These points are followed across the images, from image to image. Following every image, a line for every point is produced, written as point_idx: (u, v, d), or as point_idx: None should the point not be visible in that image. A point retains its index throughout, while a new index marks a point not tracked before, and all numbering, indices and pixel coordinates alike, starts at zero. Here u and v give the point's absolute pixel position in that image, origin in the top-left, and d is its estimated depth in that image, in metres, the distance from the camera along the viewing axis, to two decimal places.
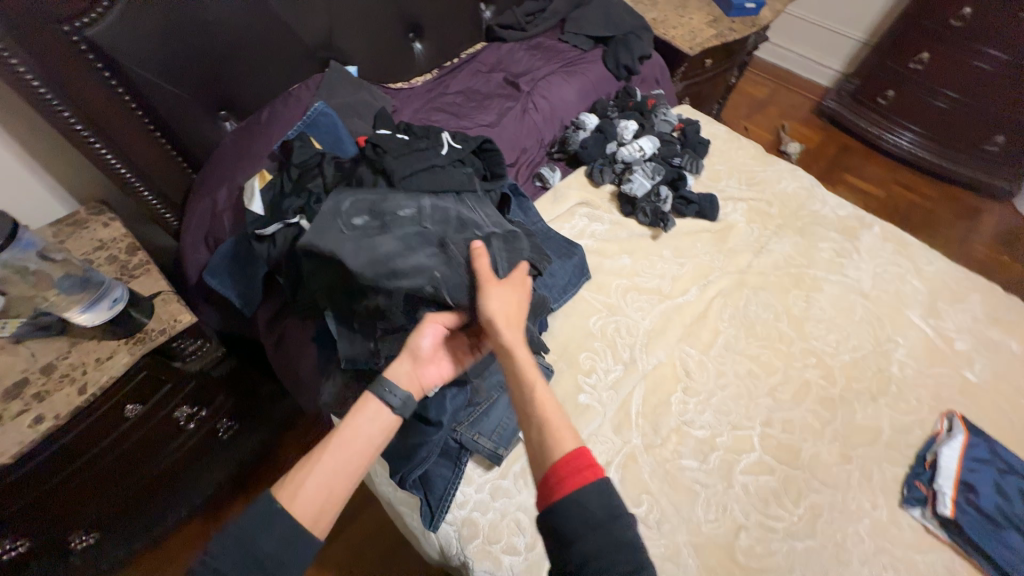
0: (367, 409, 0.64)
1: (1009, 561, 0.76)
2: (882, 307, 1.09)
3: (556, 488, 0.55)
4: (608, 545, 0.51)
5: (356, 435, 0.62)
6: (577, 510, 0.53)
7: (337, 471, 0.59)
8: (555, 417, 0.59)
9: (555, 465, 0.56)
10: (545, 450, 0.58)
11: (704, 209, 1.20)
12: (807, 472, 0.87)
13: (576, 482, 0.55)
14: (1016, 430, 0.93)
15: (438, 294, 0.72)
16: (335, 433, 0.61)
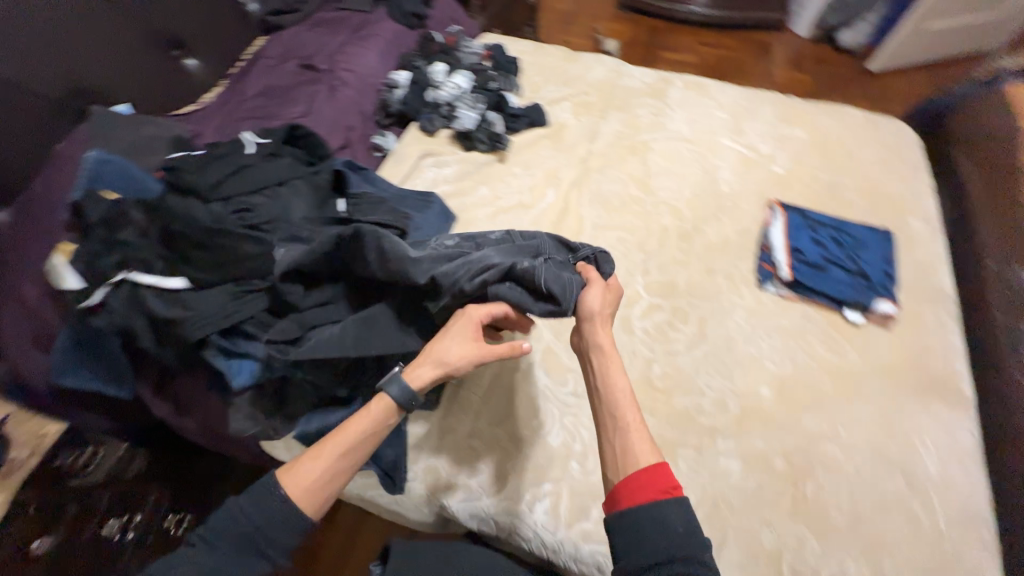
0: (374, 411, 0.65)
1: (835, 288, 0.97)
2: (701, 144, 1.26)
3: (632, 489, 0.61)
4: (677, 543, 0.57)
5: (362, 436, 0.64)
6: (647, 521, 0.59)
7: (341, 467, 0.63)
8: (638, 435, 0.64)
9: (636, 473, 0.61)
10: (627, 457, 0.63)
11: (534, 118, 1.28)
12: (686, 295, 1.02)
13: (655, 488, 0.60)
14: (819, 195, 1.15)
15: (538, 278, 0.72)
16: (342, 431, 0.63)
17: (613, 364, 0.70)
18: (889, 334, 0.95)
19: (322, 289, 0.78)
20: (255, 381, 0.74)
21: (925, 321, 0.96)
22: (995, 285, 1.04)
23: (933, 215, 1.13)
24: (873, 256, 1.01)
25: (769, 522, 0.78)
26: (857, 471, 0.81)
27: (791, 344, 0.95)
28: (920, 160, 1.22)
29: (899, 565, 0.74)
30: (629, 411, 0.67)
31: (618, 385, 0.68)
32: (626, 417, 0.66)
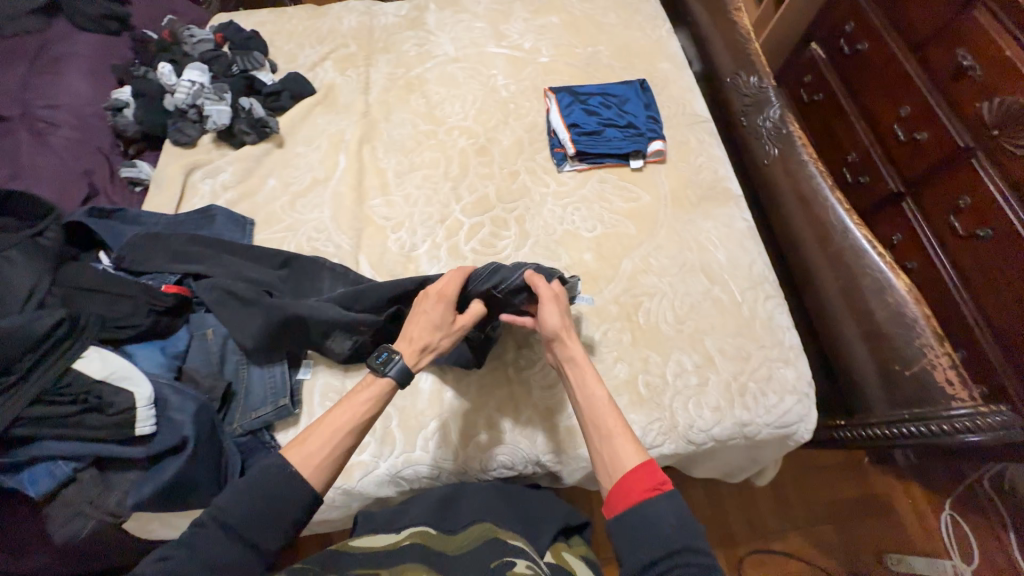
0: (376, 386, 0.70)
1: (615, 146, 1.07)
2: (471, 59, 1.27)
3: (625, 488, 0.63)
4: (673, 536, 0.59)
5: (364, 411, 0.68)
6: (640, 518, 0.61)
7: (346, 441, 0.65)
8: (622, 437, 0.68)
9: (626, 472, 0.65)
10: (617, 460, 0.67)
11: (295, 89, 1.19)
12: (501, 204, 1.07)
13: (645, 482, 0.63)
14: (584, 71, 1.24)
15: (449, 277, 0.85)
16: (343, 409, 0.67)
17: (586, 372, 0.75)
18: (666, 168, 1.09)
19: (87, 354, 0.70)
20: (61, 481, 0.66)
21: (690, 146, 1.11)
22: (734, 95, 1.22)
23: (678, 55, 1.27)
24: (637, 106, 1.13)
25: (619, 357, 0.90)
26: (673, 286, 0.95)
27: (598, 209, 1.05)
28: (655, 10, 1.34)
29: (718, 340, 0.90)
30: (609, 417, 0.71)
31: (596, 394, 0.73)
32: (608, 424, 0.70)
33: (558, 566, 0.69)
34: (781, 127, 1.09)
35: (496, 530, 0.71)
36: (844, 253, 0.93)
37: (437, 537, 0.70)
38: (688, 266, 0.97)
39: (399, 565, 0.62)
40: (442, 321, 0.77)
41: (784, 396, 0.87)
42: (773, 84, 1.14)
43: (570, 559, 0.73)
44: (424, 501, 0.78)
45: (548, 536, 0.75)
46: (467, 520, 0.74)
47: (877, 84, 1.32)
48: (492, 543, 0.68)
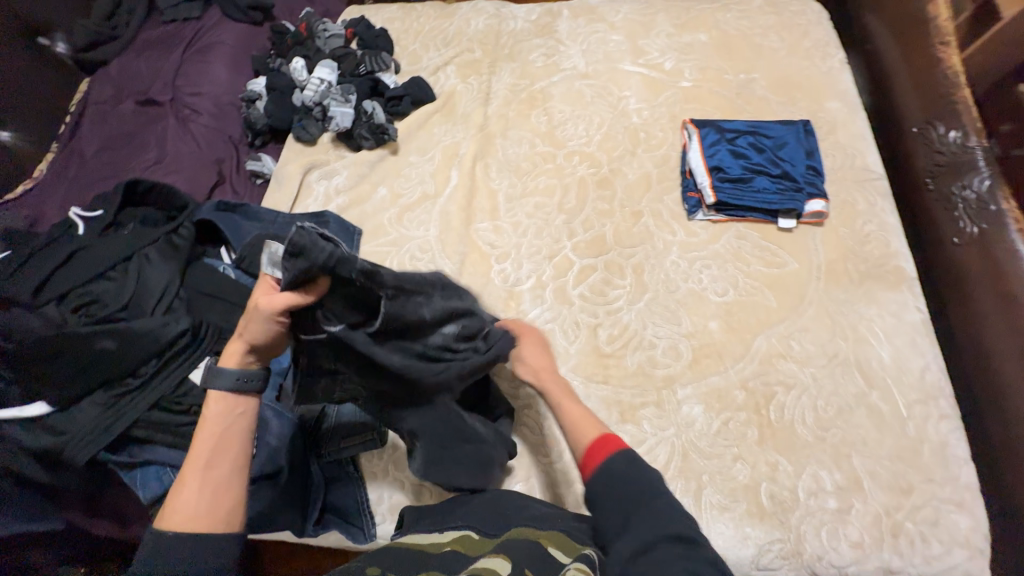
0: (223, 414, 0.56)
1: (764, 200, 0.92)
2: (602, 76, 1.16)
3: (584, 465, 0.60)
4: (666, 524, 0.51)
5: (221, 433, 0.54)
6: (608, 483, 0.56)
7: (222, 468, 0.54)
8: (570, 412, 0.65)
9: (587, 447, 0.61)
10: (575, 436, 0.63)
11: (417, 94, 1.15)
12: (618, 247, 0.97)
13: (608, 450, 0.59)
14: (732, 102, 1.08)
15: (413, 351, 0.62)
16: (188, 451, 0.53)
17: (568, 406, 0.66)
18: (823, 232, 0.92)
19: (203, 364, 0.71)
20: (167, 487, 0.67)
21: (857, 209, 0.93)
22: (922, 152, 1.00)
23: (852, 92, 1.06)
24: (795, 153, 0.96)
25: (739, 456, 0.77)
26: (817, 381, 0.80)
27: (731, 270, 0.91)
28: (828, 35, 1.13)
29: (868, 461, 0.74)
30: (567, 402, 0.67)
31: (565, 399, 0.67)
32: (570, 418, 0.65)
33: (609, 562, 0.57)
34: (988, 202, 0.87)
35: (540, 534, 0.58)
36: None
37: (479, 540, 0.60)
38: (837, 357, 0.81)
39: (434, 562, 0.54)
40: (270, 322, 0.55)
41: (951, 548, 0.70)
42: (983, 143, 0.90)
43: None
44: (472, 503, 0.68)
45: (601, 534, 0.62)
46: (510, 522, 0.63)
47: None
48: (533, 544, 0.55)
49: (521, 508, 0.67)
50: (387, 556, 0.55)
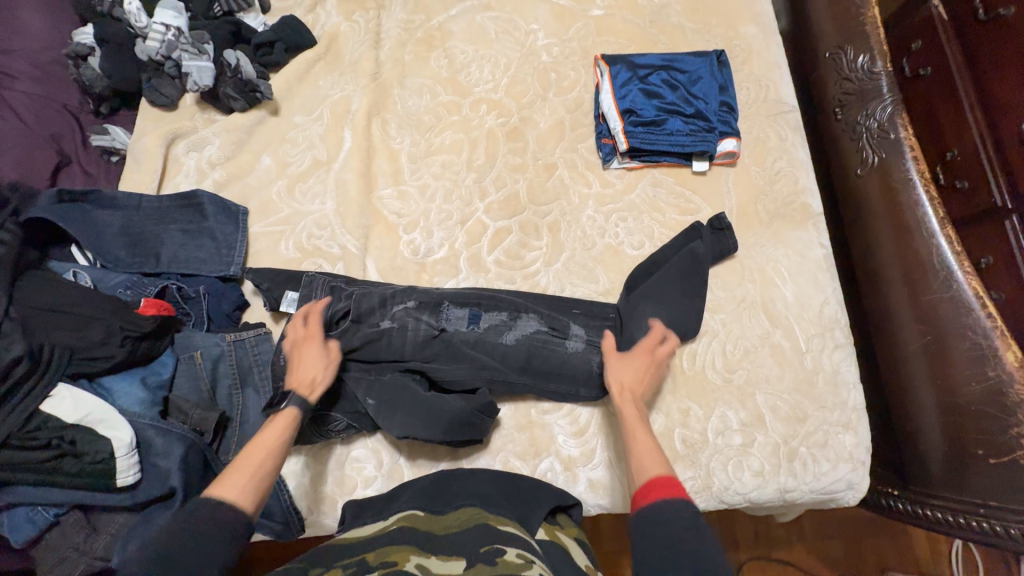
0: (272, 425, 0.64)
1: (678, 143, 0.88)
2: (506, 6, 1.02)
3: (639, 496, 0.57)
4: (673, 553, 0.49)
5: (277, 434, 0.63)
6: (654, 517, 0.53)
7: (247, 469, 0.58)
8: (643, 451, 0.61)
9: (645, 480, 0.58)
10: (640, 467, 0.60)
11: (292, 39, 0.98)
12: (532, 205, 0.91)
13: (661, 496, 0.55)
14: (646, 32, 0.99)
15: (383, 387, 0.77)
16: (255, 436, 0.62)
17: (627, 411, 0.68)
18: (735, 172, 0.90)
19: (56, 392, 0.62)
20: (44, 526, 0.62)
21: (769, 145, 0.91)
22: (832, 79, 0.98)
23: (768, 15, 1.00)
24: (710, 87, 0.91)
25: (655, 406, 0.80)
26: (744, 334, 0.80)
27: (647, 220, 0.89)
28: None
29: (771, 397, 0.79)
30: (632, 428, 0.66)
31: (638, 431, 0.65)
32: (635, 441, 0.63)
33: (550, 545, 0.59)
34: (887, 130, 0.88)
35: (488, 517, 0.59)
36: (941, 306, 0.77)
37: (427, 519, 0.60)
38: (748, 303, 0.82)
39: (387, 548, 0.54)
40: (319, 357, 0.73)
41: (837, 464, 0.77)
42: (887, 69, 0.90)
43: (565, 540, 0.63)
44: (415, 488, 0.69)
45: (541, 512, 0.64)
46: (458, 502, 0.64)
47: (1009, 57, 1.02)
48: (482, 530, 0.56)
49: (465, 485, 0.67)
50: (333, 553, 0.54)
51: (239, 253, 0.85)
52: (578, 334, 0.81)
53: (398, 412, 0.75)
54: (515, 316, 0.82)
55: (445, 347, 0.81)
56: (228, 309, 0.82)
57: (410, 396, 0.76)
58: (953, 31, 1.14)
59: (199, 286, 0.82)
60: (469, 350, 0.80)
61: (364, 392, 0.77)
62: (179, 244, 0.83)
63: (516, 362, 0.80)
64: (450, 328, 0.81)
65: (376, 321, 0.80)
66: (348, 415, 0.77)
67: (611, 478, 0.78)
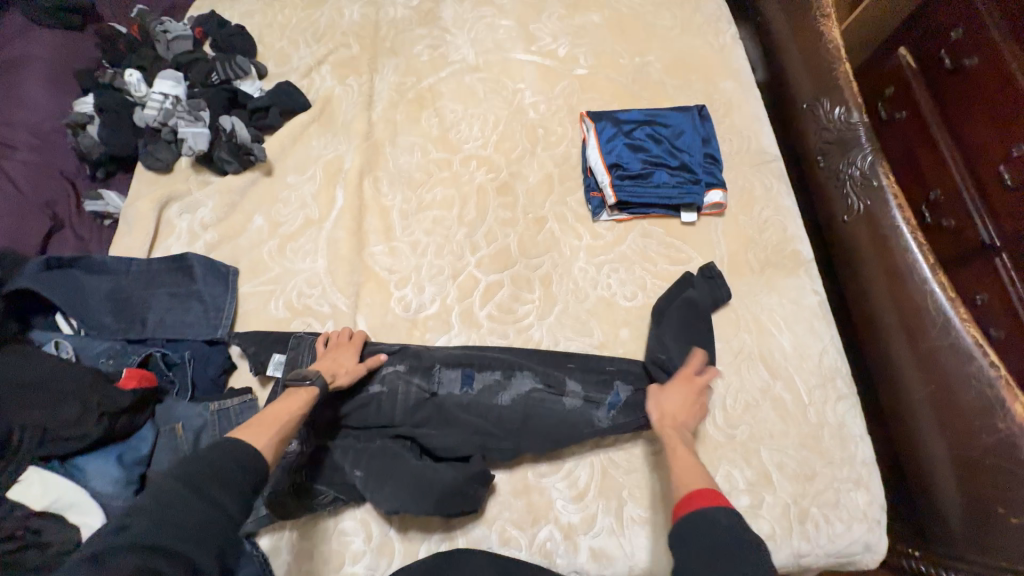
0: (296, 396, 0.69)
1: (664, 195, 0.89)
2: (494, 68, 1.07)
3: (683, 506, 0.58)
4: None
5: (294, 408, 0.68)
6: (702, 527, 0.54)
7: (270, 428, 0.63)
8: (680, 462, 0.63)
9: (688, 493, 0.58)
10: (682, 480, 0.61)
11: (286, 103, 1.01)
12: (523, 258, 0.91)
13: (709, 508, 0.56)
14: (629, 89, 1.03)
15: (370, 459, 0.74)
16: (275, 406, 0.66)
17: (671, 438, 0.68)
18: (724, 222, 0.91)
19: (26, 476, 0.60)
20: None
21: (754, 194, 0.93)
22: (812, 129, 1.01)
23: (744, 71, 1.05)
24: (693, 140, 0.93)
25: (656, 465, 0.77)
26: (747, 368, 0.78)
27: (639, 271, 0.89)
28: (719, 10, 1.11)
29: (776, 453, 0.76)
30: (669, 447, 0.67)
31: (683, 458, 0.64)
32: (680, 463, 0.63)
33: None
34: (870, 177, 0.89)
35: None
36: (941, 353, 0.76)
37: None
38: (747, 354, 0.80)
39: None
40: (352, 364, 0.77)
41: (851, 524, 0.73)
42: (864, 119, 0.92)
43: None
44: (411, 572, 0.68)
45: None
46: None
47: (980, 103, 1.07)
48: None
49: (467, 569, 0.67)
50: None
51: (227, 315, 0.84)
52: (575, 388, 0.79)
53: (388, 484, 0.71)
54: (509, 375, 0.79)
55: (437, 412, 0.78)
56: (214, 373, 0.80)
57: (399, 466, 0.73)
58: None
59: (185, 351, 0.80)
60: (461, 413, 0.77)
61: (350, 463, 0.74)
62: (167, 308, 0.82)
63: (509, 422, 0.77)
64: (442, 393, 0.79)
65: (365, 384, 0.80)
66: (334, 485, 0.74)
67: (614, 547, 0.73)
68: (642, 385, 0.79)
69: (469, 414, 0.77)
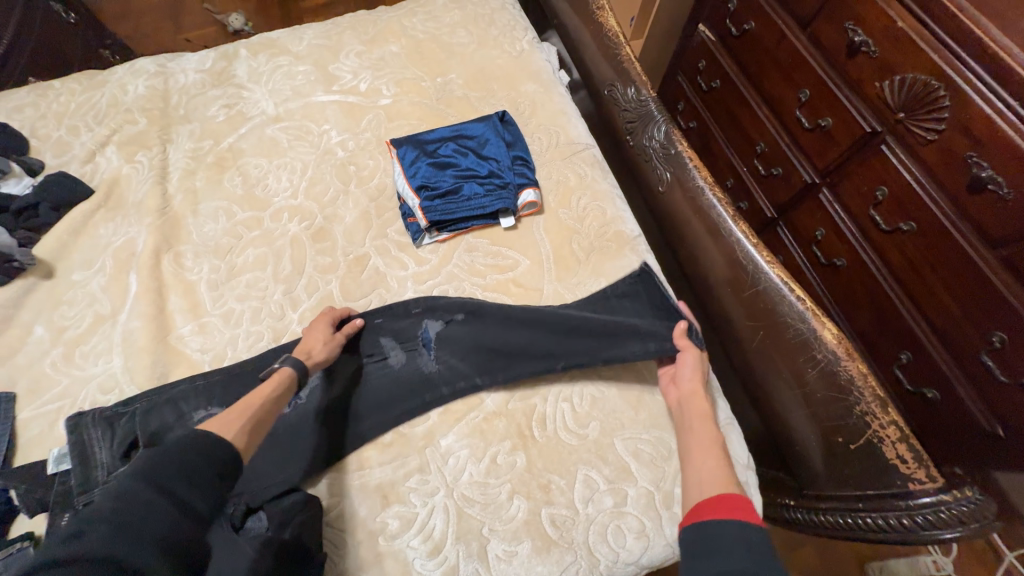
0: (272, 381, 0.67)
1: (477, 206, 0.87)
2: (295, 115, 1.03)
3: (703, 509, 0.57)
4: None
5: (266, 399, 0.64)
6: (716, 534, 0.53)
7: (242, 413, 0.61)
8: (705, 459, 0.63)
9: (705, 497, 0.59)
10: (699, 483, 0.61)
11: (60, 195, 0.91)
12: (347, 303, 0.85)
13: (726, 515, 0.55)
14: (436, 108, 1.02)
15: None
16: (256, 395, 0.64)
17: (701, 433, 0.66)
18: (545, 219, 0.90)
19: None
20: None
21: (570, 185, 0.93)
22: (615, 111, 1.04)
23: (544, 71, 1.07)
24: (498, 146, 0.92)
25: (514, 489, 0.71)
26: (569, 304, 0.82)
27: (468, 287, 0.85)
28: (512, 20, 1.14)
29: (630, 440, 0.74)
30: (688, 426, 0.69)
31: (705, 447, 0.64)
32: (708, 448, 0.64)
33: None
34: (668, 147, 0.93)
35: None
36: (760, 299, 0.77)
37: None
38: (604, 321, 0.78)
39: None
40: (323, 335, 0.76)
41: None
42: (652, 95, 0.98)
43: None
44: None
45: None
46: None
47: (770, 64, 1.19)
48: None
49: None
50: None
51: None
52: (392, 346, 0.82)
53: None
54: (330, 371, 0.79)
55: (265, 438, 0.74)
56: None
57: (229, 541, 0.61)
58: (723, 47, 1.35)
59: None
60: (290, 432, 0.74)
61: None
62: None
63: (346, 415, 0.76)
64: None
65: (177, 436, 0.73)
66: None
67: None
68: (450, 324, 0.82)
69: (303, 424, 0.75)
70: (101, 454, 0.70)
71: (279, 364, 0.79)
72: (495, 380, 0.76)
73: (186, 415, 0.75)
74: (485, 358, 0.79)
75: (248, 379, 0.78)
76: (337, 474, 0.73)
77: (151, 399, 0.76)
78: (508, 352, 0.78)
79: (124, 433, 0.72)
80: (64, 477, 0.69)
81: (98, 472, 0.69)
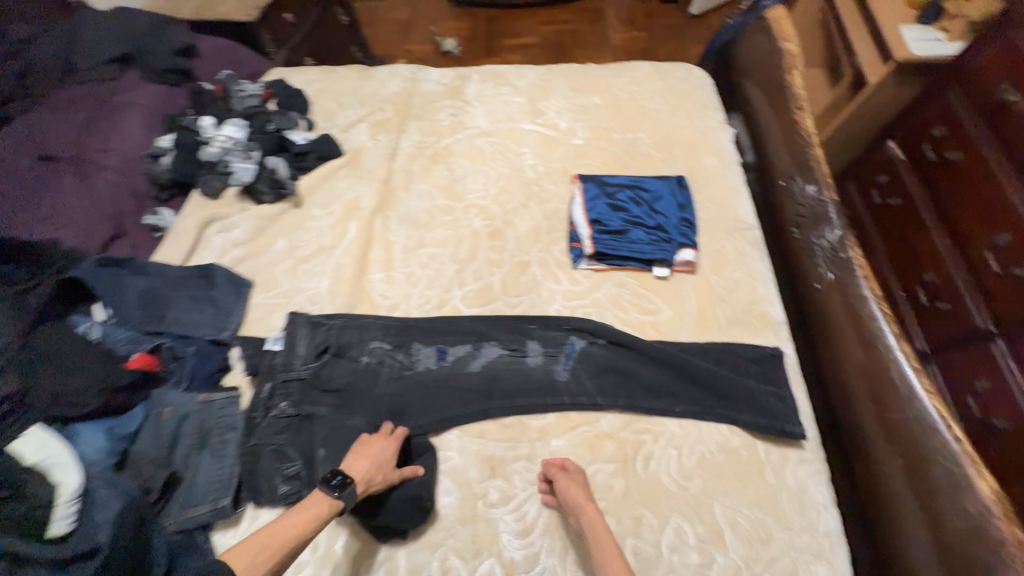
0: (316, 504, 0.68)
1: (638, 250, 0.97)
2: (502, 134, 1.23)
3: None
4: None
5: (304, 523, 0.66)
6: None
7: (270, 546, 0.62)
8: None
9: None
10: None
11: (323, 150, 1.20)
12: (503, 296, 0.99)
13: None
14: (620, 158, 1.15)
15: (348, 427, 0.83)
16: (287, 518, 0.66)
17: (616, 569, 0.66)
18: (695, 280, 0.96)
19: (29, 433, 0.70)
20: None
21: (727, 256, 0.99)
22: (789, 203, 1.08)
23: (726, 149, 1.16)
24: (670, 205, 1.02)
25: (606, 509, 0.76)
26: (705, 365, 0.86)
27: (610, 316, 0.94)
28: (708, 98, 1.25)
29: (729, 510, 0.75)
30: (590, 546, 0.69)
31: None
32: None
33: None
34: (839, 250, 0.93)
35: None
36: (907, 425, 0.75)
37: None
38: (725, 381, 0.85)
39: None
40: (382, 459, 0.76)
41: None
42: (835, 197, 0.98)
43: None
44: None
45: None
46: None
47: (969, 199, 1.14)
48: None
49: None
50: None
51: (233, 320, 0.96)
52: (535, 349, 0.92)
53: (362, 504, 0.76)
54: (478, 346, 0.93)
55: (416, 380, 0.90)
56: (211, 370, 0.89)
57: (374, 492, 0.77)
58: (915, 169, 1.31)
59: (190, 347, 0.91)
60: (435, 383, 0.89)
61: (330, 427, 0.84)
62: (188, 306, 0.95)
63: (481, 386, 0.88)
64: (419, 366, 0.91)
65: (354, 354, 0.92)
66: (302, 459, 0.80)
67: None
68: (594, 346, 0.91)
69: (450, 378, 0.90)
70: (303, 346, 0.90)
71: (440, 325, 0.95)
72: (614, 403, 0.84)
73: (364, 340, 0.93)
74: (612, 385, 0.87)
75: (415, 330, 0.95)
76: (460, 433, 0.85)
77: (345, 320, 0.95)
78: (636, 383, 0.86)
79: (321, 338, 0.92)
80: (273, 355, 0.90)
81: (297, 359, 0.89)
